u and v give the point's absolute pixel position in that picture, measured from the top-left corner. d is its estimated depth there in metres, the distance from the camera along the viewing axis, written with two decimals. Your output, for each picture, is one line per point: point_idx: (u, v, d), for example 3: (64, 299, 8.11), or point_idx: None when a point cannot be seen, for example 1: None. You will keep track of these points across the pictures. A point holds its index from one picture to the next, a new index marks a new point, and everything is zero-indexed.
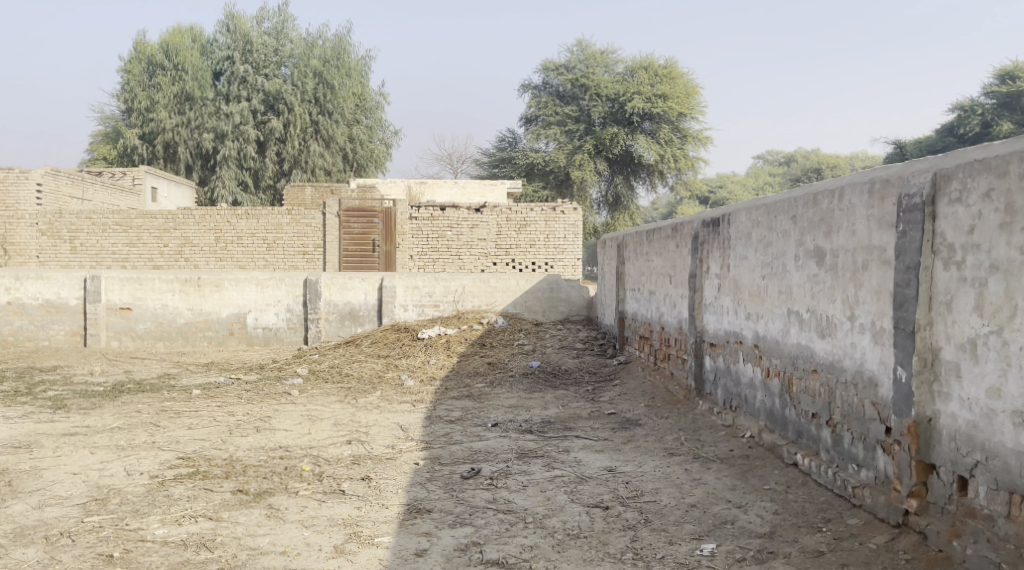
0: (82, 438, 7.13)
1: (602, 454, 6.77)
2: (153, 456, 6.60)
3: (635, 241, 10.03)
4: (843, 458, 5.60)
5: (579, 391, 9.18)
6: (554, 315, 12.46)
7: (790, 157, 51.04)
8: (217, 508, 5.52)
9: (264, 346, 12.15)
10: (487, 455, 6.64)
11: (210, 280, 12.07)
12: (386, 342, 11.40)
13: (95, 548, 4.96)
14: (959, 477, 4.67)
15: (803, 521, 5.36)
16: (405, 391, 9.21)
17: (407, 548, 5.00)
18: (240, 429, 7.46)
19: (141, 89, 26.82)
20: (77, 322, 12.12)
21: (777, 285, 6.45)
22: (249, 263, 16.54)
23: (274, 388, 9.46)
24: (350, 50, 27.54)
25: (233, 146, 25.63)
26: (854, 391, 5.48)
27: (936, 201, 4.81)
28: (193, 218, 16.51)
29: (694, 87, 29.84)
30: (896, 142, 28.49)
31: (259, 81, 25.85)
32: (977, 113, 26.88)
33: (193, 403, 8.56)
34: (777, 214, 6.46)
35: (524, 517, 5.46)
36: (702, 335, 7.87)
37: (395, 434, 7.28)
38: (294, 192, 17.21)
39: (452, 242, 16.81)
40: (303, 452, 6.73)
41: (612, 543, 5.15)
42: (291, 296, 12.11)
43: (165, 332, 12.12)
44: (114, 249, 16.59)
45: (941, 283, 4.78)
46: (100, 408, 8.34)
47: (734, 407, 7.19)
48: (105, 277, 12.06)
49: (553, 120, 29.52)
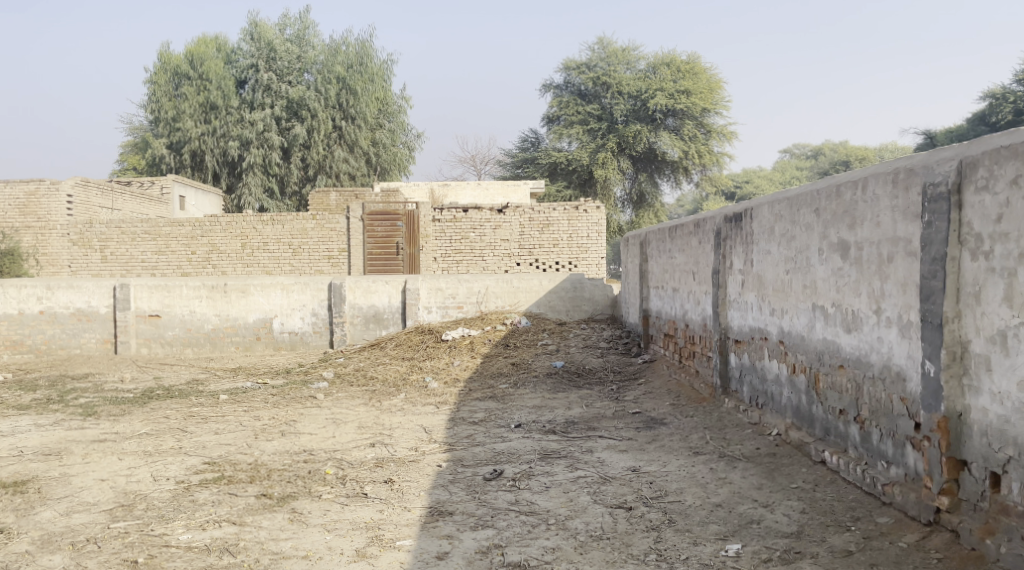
0: (111, 445, 7.19)
1: (626, 454, 6.73)
2: (179, 461, 6.65)
3: (658, 237, 9.98)
4: (872, 456, 5.52)
5: (603, 390, 9.14)
6: (578, 314, 12.39)
7: (818, 150, 50.48)
8: (241, 512, 5.55)
9: (290, 350, 12.20)
10: (510, 457, 6.63)
11: (236, 286, 12.15)
12: (411, 344, 11.40)
13: (120, 554, 5.01)
14: (991, 473, 4.59)
15: (831, 520, 5.29)
16: (429, 393, 9.21)
17: (428, 551, 4.99)
18: (266, 434, 7.50)
19: (167, 99, 27.34)
20: (108, 330, 12.25)
21: (801, 280, 6.37)
22: (276, 268, 16.65)
23: (300, 392, 9.49)
24: (372, 55, 27.56)
25: (258, 153, 25.75)
26: (882, 387, 5.40)
27: (962, 189, 4.73)
28: (220, 225, 16.63)
29: (717, 82, 29.69)
30: (925, 133, 28.12)
31: (282, 88, 26.08)
32: (1009, 101, 26.46)
33: (220, 408, 8.61)
34: (800, 207, 6.39)
35: (547, 519, 5.43)
36: (727, 332, 7.81)
37: (419, 437, 7.27)
38: (318, 197, 17.31)
39: (475, 243, 16.82)
40: (326, 455, 6.75)
41: (635, 544, 5.11)
42: (316, 300, 12.18)
43: (193, 338, 12.21)
44: (143, 258, 16.73)
45: (969, 275, 4.70)
46: (129, 415, 8.41)
47: (760, 405, 7.12)
48: (134, 285, 12.19)
49: (576, 119, 29.34)
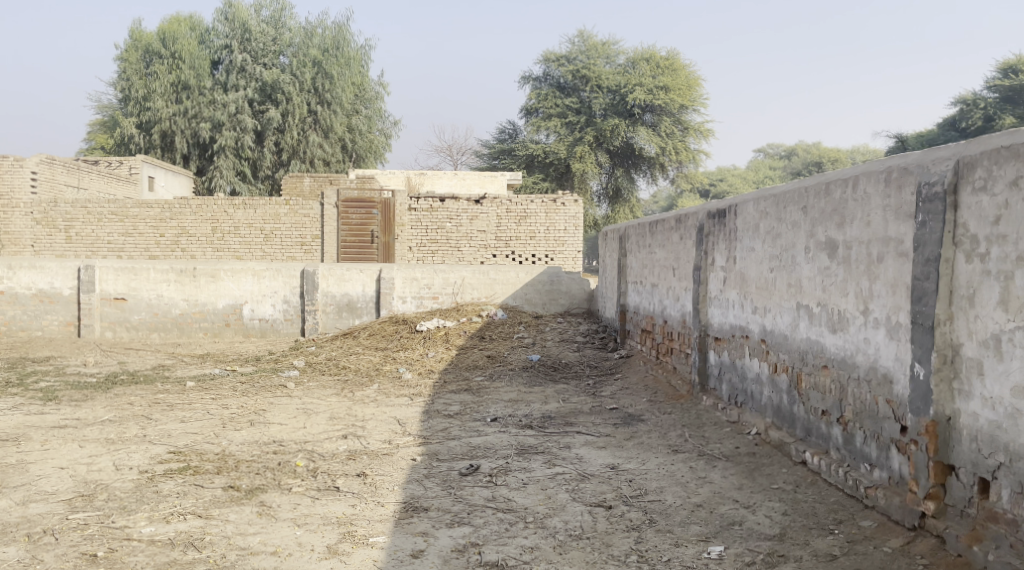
0: (72, 432, 6.95)
1: (604, 450, 6.60)
2: (143, 450, 6.42)
3: (637, 233, 9.87)
4: (855, 458, 5.44)
5: (579, 385, 9.01)
6: (554, 307, 12.27)
7: (792, 150, 50.69)
8: (207, 504, 5.35)
9: (260, 337, 11.96)
10: (486, 451, 6.47)
11: (206, 271, 11.89)
12: (384, 334, 11.22)
13: (79, 547, 4.79)
14: (980, 479, 4.51)
15: (813, 523, 5.20)
16: (403, 384, 9.03)
17: (403, 548, 4.83)
18: (234, 423, 7.28)
19: (138, 78, 26.76)
20: (70, 312, 11.94)
21: (786, 277, 6.27)
22: (247, 254, 16.36)
23: (269, 379, 9.28)
24: (349, 40, 27.41)
25: (231, 136, 25.31)
26: (868, 389, 5.31)
27: (958, 189, 4.64)
28: (190, 208, 16.30)
29: (696, 79, 29.66)
30: (898, 137, 28.35)
31: (256, 70, 25.63)
32: (979, 107, 26.72)
33: (187, 395, 8.38)
34: (786, 205, 6.29)
35: (524, 516, 5.29)
36: (706, 329, 7.70)
37: (392, 429, 7.10)
38: (292, 182, 16.98)
39: (451, 233, 16.64)
40: (297, 446, 6.57)
41: (616, 545, 4.98)
42: (288, 287, 11.92)
43: (160, 322, 11.94)
44: (110, 239, 16.35)
45: (963, 277, 4.61)
46: (91, 400, 8.16)
47: (739, 403, 7.02)
48: (99, 267, 11.88)
49: (554, 112, 29.10)
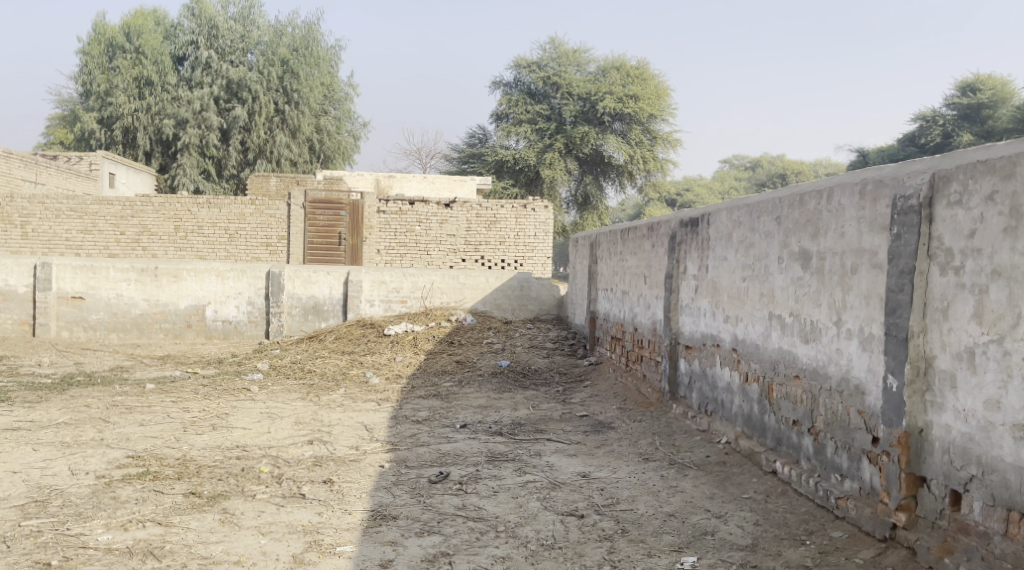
0: (26, 434, 6.72)
1: (575, 458, 6.51)
2: (101, 454, 6.22)
3: (608, 240, 9.80)
4: (826, 468, 5.40)
5: (549, 392, 8.91)
6: (524, 313, 12.18)
7: (757, 162, 51.11)
8: (167, 511, 5.17)
9: (223, 339, 11.74)
10: (456, 458, 6.35)
11: (168, 270, 11.63)
12: (351, 338, 11.05)
13: (32, 556, 4.60)
14: (952, 491, 4.47)
15: (785, 533, 5.14)
16: (370, 389, 8.87)
17: (371, 558, 4.69)
18: (196, 427, 7.09)
19: (100, 72, 25.97)
20: (26, 311, 11.63)
21: (759, 287, 6.22)
22: (210, 253, 16.08)
23: (232, 383, 9.08)
24: (319, 40, 27.24)
25: (195, 133, 24.94)
26: (839, 399, 5.26)
27: (934, 203, 4.61)
28: (152, 206, 15.99)
29: (664, 89, 29.83)
30: (859, 151, 28.73)
31: (223, 67, 25.28)
32: (938, 123, 27.14)
33: (146, 398, 8.16)
34: (760, 215, 6.24)
35: (495, 526, 5.17)
36: (677, 337, 7.64)
37: (360, 435, 6.95)
38: (258, 181, 16.73)
39: (420, 237, 16.50)
40: (261, 452, 6.39)
41: (588, 554, 4.89)
42: (253, 288, 11.71)
43: (119, 322, 11.67)
44: (68, 236, 15.97)
45: (937, 289, 4.57)
46: (47, 402, 7.91)
47: (709, 411, 6.96)
48: (57, 264, 11.55)
49: (525, 118, 29.01)
